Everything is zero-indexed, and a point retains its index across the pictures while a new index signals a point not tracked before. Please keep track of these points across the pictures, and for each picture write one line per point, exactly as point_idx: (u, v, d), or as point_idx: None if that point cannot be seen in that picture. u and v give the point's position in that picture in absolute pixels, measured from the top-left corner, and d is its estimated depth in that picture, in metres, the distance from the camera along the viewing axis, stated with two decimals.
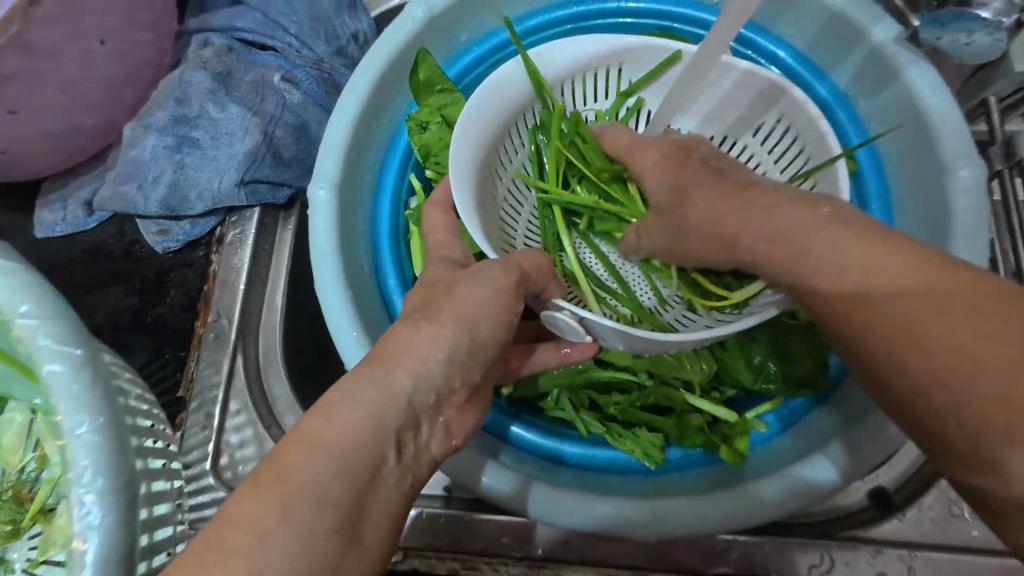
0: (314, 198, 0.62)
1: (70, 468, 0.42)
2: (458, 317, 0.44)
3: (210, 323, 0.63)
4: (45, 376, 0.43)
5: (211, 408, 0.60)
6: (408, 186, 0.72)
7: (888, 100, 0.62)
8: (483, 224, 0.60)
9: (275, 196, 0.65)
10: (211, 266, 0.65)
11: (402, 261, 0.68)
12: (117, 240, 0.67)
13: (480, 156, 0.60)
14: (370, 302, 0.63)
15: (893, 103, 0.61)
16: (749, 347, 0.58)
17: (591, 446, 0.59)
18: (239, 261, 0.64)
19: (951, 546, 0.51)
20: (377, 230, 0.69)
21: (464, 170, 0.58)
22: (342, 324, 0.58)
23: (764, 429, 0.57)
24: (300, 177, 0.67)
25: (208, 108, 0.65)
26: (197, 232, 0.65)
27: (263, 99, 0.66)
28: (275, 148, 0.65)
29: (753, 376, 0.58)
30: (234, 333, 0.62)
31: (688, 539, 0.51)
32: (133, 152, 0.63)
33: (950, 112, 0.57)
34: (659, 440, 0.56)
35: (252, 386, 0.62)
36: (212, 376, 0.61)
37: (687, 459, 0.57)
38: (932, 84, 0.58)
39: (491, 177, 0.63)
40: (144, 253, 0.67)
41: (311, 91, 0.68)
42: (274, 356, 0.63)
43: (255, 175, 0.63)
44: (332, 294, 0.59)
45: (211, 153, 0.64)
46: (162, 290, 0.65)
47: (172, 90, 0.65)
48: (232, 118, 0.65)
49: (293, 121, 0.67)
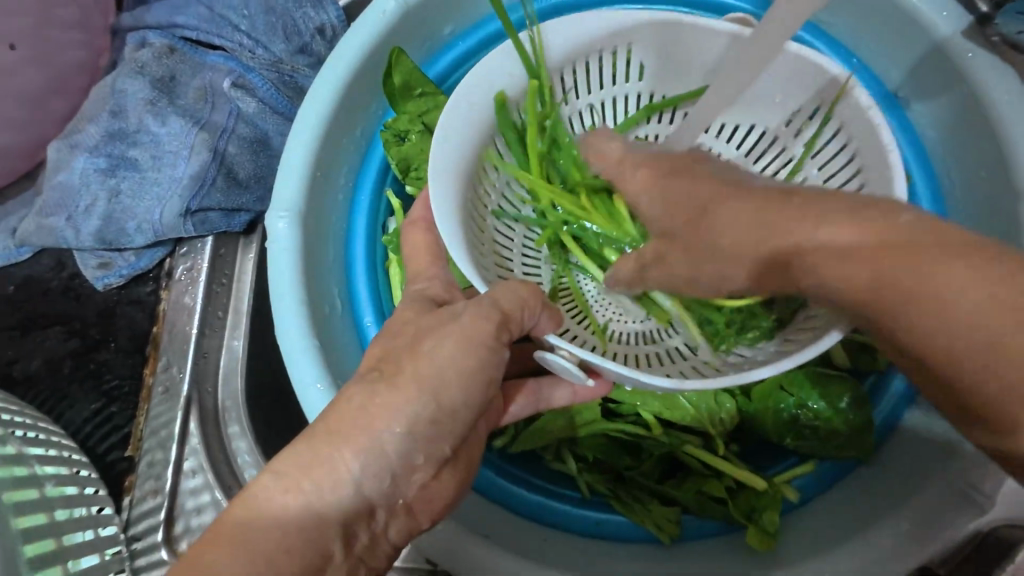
0: (272, 229, 0.53)
1: None
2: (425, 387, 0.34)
3: (159, 373, 0.56)
4: None
5: (163, 469, 0.53)
6: (386, 205, 0.63)
7: (949, 106, 0.52)
8: (472, 245, 0.48)
9: (230, 223, 0.57)
10: (159, 305, 0.58)
11: (380, 294, 0.60)
12: (55, 273, 0.59)
13: (465, 163, 0.49)
14: (342, 346, 0.55)
15: (956, 111, 0.51)
16: (779, 397, 0.51)
17: (595, 513, 0.51)
18: (191, 300, 0.57)
19: None
20: (351, 259, 0.60)
21: (445, 180, 0.46)
22: (305, 378, 0.50)
23: (793, 497, 0.50)
24: (259, 199, 0.58)
25: (147, 122, 0.56)
26: (144, 264, 0.58)
27: (213, 108, 0.57)
28: (228, 167, 0.56)
29: (784, 432, 0.50)
30: (186, 383, 0.55)
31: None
32: (59, 175, 0.56)
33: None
34: (674, 513, 0.49)
35: (208, 443, 0.54)
36: (162, 433, 0.54)
37: (704, 530, 0.50)
38: (1007, 89, 0.48)
39: (477, 183, 0.51)
40: (85, 289, 0.59)
41: (269, 97, 0.58)
42: (233, 409, 0.55)
43: (204, 203, 0.55)
44: (295, 343, 0.51)
45: (152, 175, 0.56)
46: (106, 332, 0.58)
47: (104, 100, 0.56)
48: (173, 133, 0.56)
49: (250, 134, 0.58)
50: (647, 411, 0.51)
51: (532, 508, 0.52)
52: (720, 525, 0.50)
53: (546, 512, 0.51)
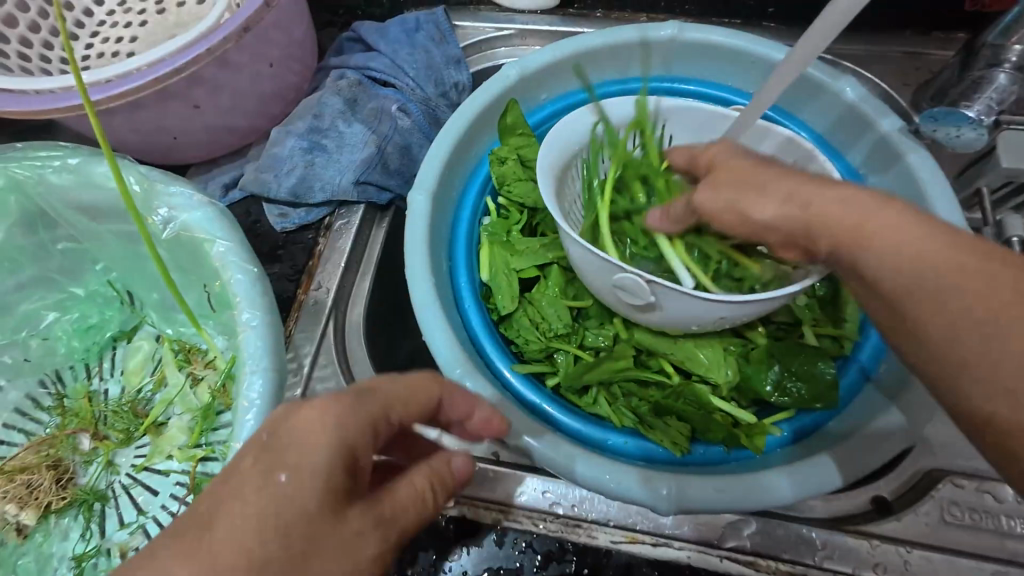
0: (413, 200, 0.75)
1: (240, 353, 0.47)
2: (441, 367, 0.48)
3: (311, 291, 0.74)
4: (228, 283, 0.50)
5: (303, 360, 0.70)
6: (483, 207, 0.85)
7: (894, 179, 0.74)
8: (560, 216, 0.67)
9: (379, 197, 0.80)
10: (317, 247, 0.78)
11: (473, 264, 0.80)
12: (243, 218, 0.81)
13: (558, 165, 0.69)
14: (445, 289, 0.75)
15: (899, 181, 0.74)
16: (770, 362, 0.67)
17: (624, 435, 0.66)
18: (343, 244, 0.77)
19: (943, 548, 0.56)
20: (454, 236, 0.81)
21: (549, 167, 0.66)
22: (424, 300, 0.69)
23: (778, 435, 0.66)
24: (400, 186, 0.82)
25: (338, 124, 0.81)
26: (311, 218, 0.79)
27: (380, 122, 0.82)
28: (385, 159, 0.80)
29: (772, 390, 0.67)
30: (330, 301, 0.74)
31: (713, 513, 0.57)
32: (274, 149, 0.79)
33: (944, 192, 0.69)
34: (685, 431, 0.64)
35: (339, 347, 0.72)
36: (308, 333, 0.72)
37: (708, 455, 0.65)
38: (932, 165, 0.71)
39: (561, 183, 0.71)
40: (263, 231, 0.80)
41: (419, 120, 0.84)
42: (360, 326, 0.74)
43: (367, 179, 0.78)
44: (419, 274, 0.71)
45: (335, 157, 0.79)
46: (273, 261, 0.78)
47: (311, 106, 0.81)
48: (355, 133, 0.81)
49: (401, 142, 0.82)
50: (669, 362, 0.70)
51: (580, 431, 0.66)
52: (721, 454, 0.65)
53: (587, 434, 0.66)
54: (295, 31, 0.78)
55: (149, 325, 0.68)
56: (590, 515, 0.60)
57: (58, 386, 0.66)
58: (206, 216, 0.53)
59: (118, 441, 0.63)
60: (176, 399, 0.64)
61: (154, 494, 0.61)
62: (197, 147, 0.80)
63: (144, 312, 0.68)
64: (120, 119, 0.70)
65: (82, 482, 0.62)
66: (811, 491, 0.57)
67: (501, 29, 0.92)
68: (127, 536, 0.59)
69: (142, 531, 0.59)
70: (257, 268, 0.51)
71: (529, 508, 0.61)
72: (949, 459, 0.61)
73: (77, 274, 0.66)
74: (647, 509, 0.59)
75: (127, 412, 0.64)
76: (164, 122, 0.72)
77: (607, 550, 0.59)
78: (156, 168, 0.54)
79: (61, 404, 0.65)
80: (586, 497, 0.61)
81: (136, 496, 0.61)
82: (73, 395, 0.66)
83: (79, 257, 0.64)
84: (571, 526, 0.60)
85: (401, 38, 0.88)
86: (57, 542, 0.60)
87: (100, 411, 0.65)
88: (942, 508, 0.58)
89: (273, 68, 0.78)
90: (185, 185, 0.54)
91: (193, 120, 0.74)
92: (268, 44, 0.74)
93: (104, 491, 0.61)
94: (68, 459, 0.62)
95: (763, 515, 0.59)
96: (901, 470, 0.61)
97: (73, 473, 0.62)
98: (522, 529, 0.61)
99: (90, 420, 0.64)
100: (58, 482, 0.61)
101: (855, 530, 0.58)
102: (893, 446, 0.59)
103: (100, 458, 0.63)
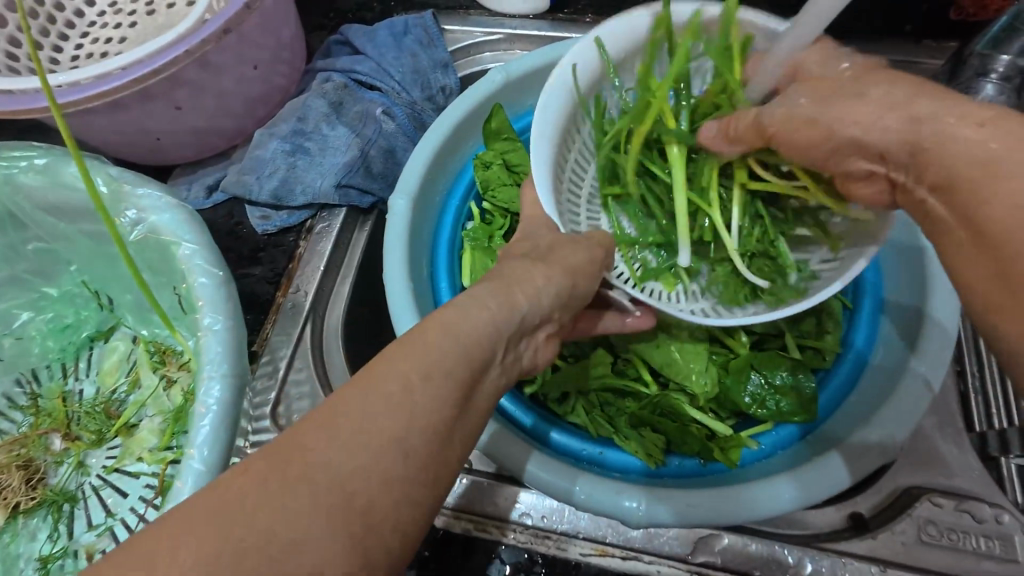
0: (393, 205, 0.74)
1: (201, 357, 0.48)
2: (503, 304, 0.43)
3: (289, 294, 0.74)
4: (193, 287, 0.50)
5: (279, 363, 0.70)
6: (466, 212, 0.85)
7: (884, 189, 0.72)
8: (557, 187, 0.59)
9: (361, 200, 0.80)
10: (298, 250, 0.78)
11: (454, 271, 0.81)
12: (225, 220, 0.81)
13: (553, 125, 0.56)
14: (424, 295, 0.75)
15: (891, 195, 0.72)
16: (749, 372, 0.67)
17: (599, 445, 0.66)
18: (323, 247, 0.77)
19: (918, 568, 0.55)
20: (436, 242, 0.81)
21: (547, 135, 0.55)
22: (401, 307, 0.69)
23: (755, 448, 0.65)
24: (383, 190, 0.81)
25: (321, 127, 0.80)
26: (292, 221, 0.78)
27: (365, 125, 0.82)
28: (368, 163, 0.80)
29: (751, 402, 0.66)
30: (309, 304, 0.74)
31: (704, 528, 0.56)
32: (257, 151, 0.79)
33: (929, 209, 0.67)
34: (660, 442, 0.63)
35: (315, 351, 0.72)
36: (285, 336, 0.71)
37: (684, 468, 0.64)
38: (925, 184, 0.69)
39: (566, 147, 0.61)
40: (245, 233, 0.80)
41: (403, 124, 0.84)
42: (338, 330, 0.74)
43: (349, 182, 0.78)
44: (397, 280, 0.71)
45: (318, 160, 0.79)
46: (254, 263, 0.78)
47: (295, 109, 0.81)
48: (338, 136, 0.80)
49: (385, 146, 0.82)
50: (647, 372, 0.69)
51: (555, 442, 0.65)
52: (697, 467, 0.64)
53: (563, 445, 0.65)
54: (281, 34, 0.78)
55: (125, 326, 0.68)
56: (560, 527, 0.59)
57: (33, 385, 0.66)
58: (174, 218, 0.53)
59: (90, 442, 0.63)
60: (148, 401, 0.64)
61: (122, 496, 0.60)
62: (181, 148, 0.80)
63: (121, 314, 0.68)
64: (102, 119, 0.70)
65: (52, 483, 0.62)
66: (787, 507, 0.56)
67: (490, 33, 0.92)
68: (94, 538, 0.58)
69: (109, 534, 0.58)
70: (224, 271, 0.51)
71: (499, 518, 0.60)
72: (930, 477, 0.60)
73: (52, 275, 0.66)
74: (619, 522, 0.58)
75: (100, 413, 0.64)
76: (146, 123, 0.73)
77: (576, 562, 0.58)
78: (127, 170, 0.54)
79: (35, 404, 0.65)
80: (557, 508, 0.60)
81: (105, 498, 0.61)
82: (47, 395, 0.66)
83: (54, 257, 0.64)
84: (541, 537, 0.59)
85: (388, 41, 0.88)
86: (24, 543, 0.60)
87: (73, 412, 0.65)
88: (920, 526, 0.57)
89: (258, 71, 0.78)
90: (153, 187, 0.54)
91: (176, 122, 0.74)
92: (252, 46, 0.74)
93: (73, 492, 0.61)
94: (40, 459, 0.63)
95: (736, 530, 0.58)
96: (879, 486, 0.60)
97: (43, 473, 0.62)
98: (492, 540, 0.60)
99: (63, 421, 0.64)
100: (28, 482, 0.61)
101: (829, 547, 0.57)
102: (874, 462, 0.58)
103: (71, 459, 0.63)
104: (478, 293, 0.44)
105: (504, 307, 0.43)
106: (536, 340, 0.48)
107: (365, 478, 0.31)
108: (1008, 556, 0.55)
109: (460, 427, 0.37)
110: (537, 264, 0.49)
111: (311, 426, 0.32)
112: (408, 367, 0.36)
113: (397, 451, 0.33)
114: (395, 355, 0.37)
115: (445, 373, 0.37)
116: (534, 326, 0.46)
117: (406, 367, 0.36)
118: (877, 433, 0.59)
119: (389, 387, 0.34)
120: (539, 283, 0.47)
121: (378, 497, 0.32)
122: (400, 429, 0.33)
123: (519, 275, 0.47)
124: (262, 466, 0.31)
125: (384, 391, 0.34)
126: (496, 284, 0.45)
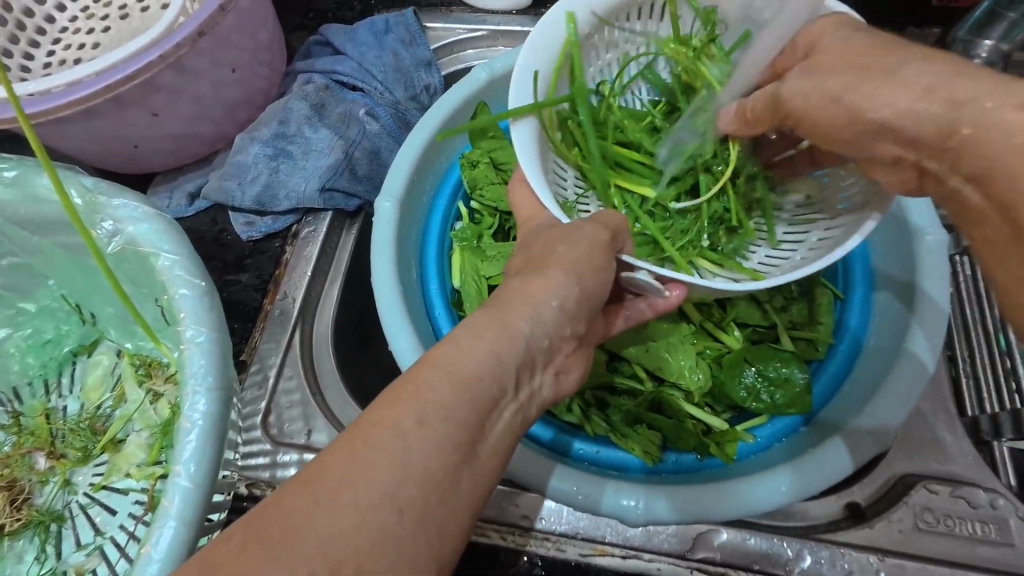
0: (380, 208, 0.73)
1: (183, 370, 0.46)
2: (493, 317, 0.43)
3: (277, 301, 0.73)
4: (174, 300, 0.49)
5: (269, 371, 0.69)
6: (454, 212, 0.84)
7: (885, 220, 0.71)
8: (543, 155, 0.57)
9: (348, 204, 0.78)
10: (284, 255, 0.76)
11: (445, 272, 0.80)
12: (209, 227, 0.79)
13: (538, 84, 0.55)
14: (414, 298, 0.74)
15: (891, 227, 0.70)
16: (744, 366, 0.66)
17: (595, 443, 0.65)
18: (310, 253, 0.76)
19: (916, 556, 0.56)
20: (425, 243, 0.80)
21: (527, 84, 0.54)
22: (392, 311, 0.68)
23: (751, 442, 0.65)
24: (369, 192, 0.80)
25: (304, 130, 0.79)
26: (277, 226, 0.77)
27: (348, 127, 0.80)
28: (353, 165, 0.79)
29: (746, 396, 0.65)
30: (297, 309, 0.72)
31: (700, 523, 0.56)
32: (238, 157, 0.77)
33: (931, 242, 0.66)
34: (656, 439, 0.63)
35: (305, 358, 0.70)
36: (273, 344, 0.70)
37: (682, 463, 0.64)
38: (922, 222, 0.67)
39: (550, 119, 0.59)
40: (230, 240, 0.78)
41: (388, 124, 0.83)
42: (327, 336, 0.73)
43: (334, 185, 0.77)
44: (387, 283, 0.70)
45: (302, 163, 0.78)
46: (240, 270, 0.76)
47: (277, 112, 0.79)
48: (322, 138, 0.79)
49: (370, 147, 0.81)
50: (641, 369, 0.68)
51: (549, 441, 0.65)
52: (694, 463, 0.64)
53: (559, 444, 0.65)
54: (258, 35, 0.76)
55: (109, 340, 0.67)
56: (558, 527, 0.59)
57: (15, 404, 0.65)
58: (153, 230, 0.51)
59: (76, 459, 0.62)
60: (135, 415, 0.62)
61: (111, 514, 0.59)
62: (160, 156, 0.78)
63: (104, 328, 0.66)
64: (75, 128, 0.67)
65: (38, 503, 0.61)
66: (786, 501, 0.56)
67: (473, 30, 0.90)
68: (83, 558, 0.57)
69: (98, 553, 0.57)
70: (207, 282, 0.50)
71: (497, 522, 0.59)
72: (924, 464, 0.60)
73: (29, 291, 0.64)
74: (617, 521, 0.57)
75: (85, 430, 0.63)
76: (122, 131, 0.71)
77: (575, 564, 0.58)
78: (101, 180, 0.53)
79: (17, 423, 0.63)
80: (555, 507, 0.60)
81: (93, 516, 0.59)
82: (29, 413, 0.64)
83: (32, 271, 0.62)
84: (539, 539, 0.59)
85: (369, 41, 0.86)
86: (11, 565, 0.59)
87: (57, 429, 0.63)
88: (915, 514, 0.57)
89: (237, 74, 0.76)
90: (129, 197, 0.53)
91: (154, 128, 0.72)
92: (229, 48, 0.72)
93: (61, 512, 0.60)
94: (24, 479, 0.61)
95: (734, 525, 0.58)
96: (875, 475, 0.60)
97: (28, 494, 0.60)
98: (490, 544, 0.59)
99: (46, 439, 0.62)
100: (12, 503, 0.59)
101: (827, 538, 0.57)
102: (867, 452, 0.58)
103: (56, 477, 0.61)
104: (472, 322, 0.42)
105: (509, 333, 0.42)
106: (548, 369, 0.46)
107: (365, 540, 0.31)
108: (1004, 540, 0.56)
109: (474, 472, 0.37)
110: (532, 279, 0.47)
111: (304, 486, 0.32)
112: (397, 417, 0.35)
113: (396, 501, 0.32)
114: (388, 401, 0.36)
115: (442, 422, 0.36)
116: (545, 349, 0.45)
117: (411, 416, 0.35)
118: (871, 421, 0.59)
119: (379, 436, 0.34)
120: (533, 305, 0.45)
121: (366, 562, 0.31)
122: (397, 478, 0.33)
123: (544, 287, 0.46)
124: (241, 533, 0.31)
125: (372, 437, 0.34)
126: (490, 308, 0.44)
